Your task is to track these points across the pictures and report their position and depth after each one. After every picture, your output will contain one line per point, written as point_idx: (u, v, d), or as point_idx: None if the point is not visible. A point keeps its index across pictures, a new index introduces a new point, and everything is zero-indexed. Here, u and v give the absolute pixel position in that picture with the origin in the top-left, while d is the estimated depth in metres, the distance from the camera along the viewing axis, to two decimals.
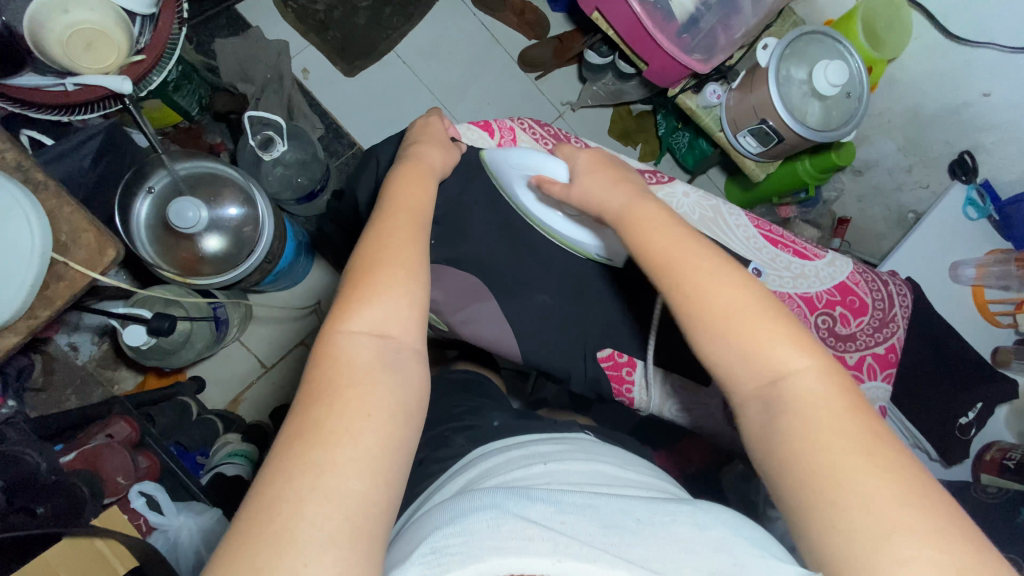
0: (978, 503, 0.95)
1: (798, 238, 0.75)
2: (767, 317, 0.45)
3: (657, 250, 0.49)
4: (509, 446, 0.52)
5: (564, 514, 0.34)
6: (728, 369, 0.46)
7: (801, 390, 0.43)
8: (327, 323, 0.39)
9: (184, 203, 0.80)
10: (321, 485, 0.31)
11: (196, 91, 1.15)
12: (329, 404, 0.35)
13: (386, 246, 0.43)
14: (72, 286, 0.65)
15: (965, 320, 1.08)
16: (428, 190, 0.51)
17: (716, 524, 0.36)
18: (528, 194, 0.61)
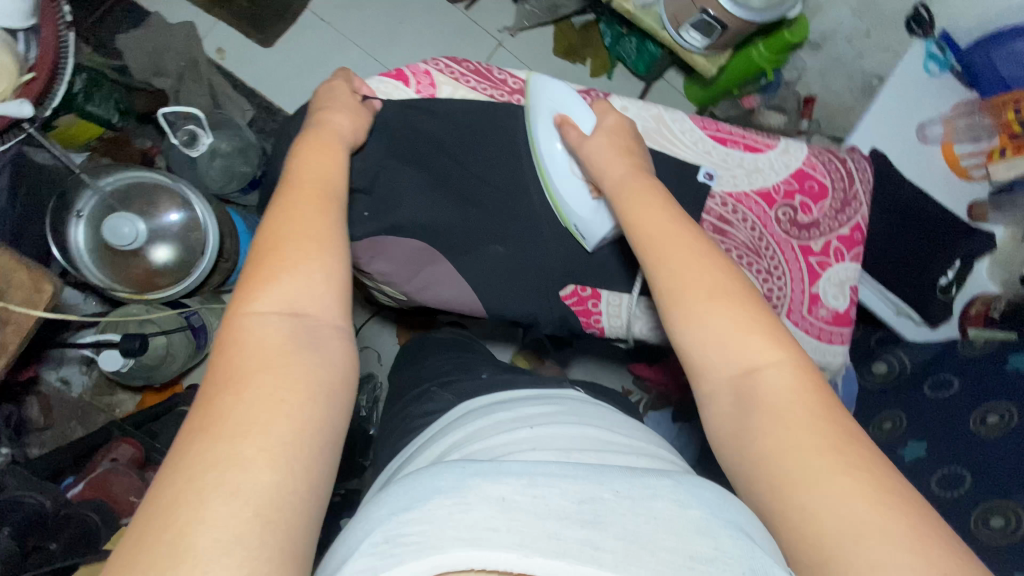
0: (967, 359, 0.97)
1: (748, 131, 0.72)
2: (753, 316, 0.45)
3: (654, 228, 0.49)
4: (487, 407, 0.52)
5: (538, 490, 0.33)
6: (704, 352, 0.45)
7: (774, 383, 0.42)
8: (233, 304, 0.37)
9: (117, 219, 0.77)
10: (222, 481, 0.28)
11: (110, 97, 1.04)
12: (234, 392, 0.32)
13: (295, 221, 0.41)
14: (20, 329, 0.64)
15: (939, 181, 1.06)
16: (334, 161, 0.49)
17: (698, 502, 0.35)
18: (546, 132, 0.61)
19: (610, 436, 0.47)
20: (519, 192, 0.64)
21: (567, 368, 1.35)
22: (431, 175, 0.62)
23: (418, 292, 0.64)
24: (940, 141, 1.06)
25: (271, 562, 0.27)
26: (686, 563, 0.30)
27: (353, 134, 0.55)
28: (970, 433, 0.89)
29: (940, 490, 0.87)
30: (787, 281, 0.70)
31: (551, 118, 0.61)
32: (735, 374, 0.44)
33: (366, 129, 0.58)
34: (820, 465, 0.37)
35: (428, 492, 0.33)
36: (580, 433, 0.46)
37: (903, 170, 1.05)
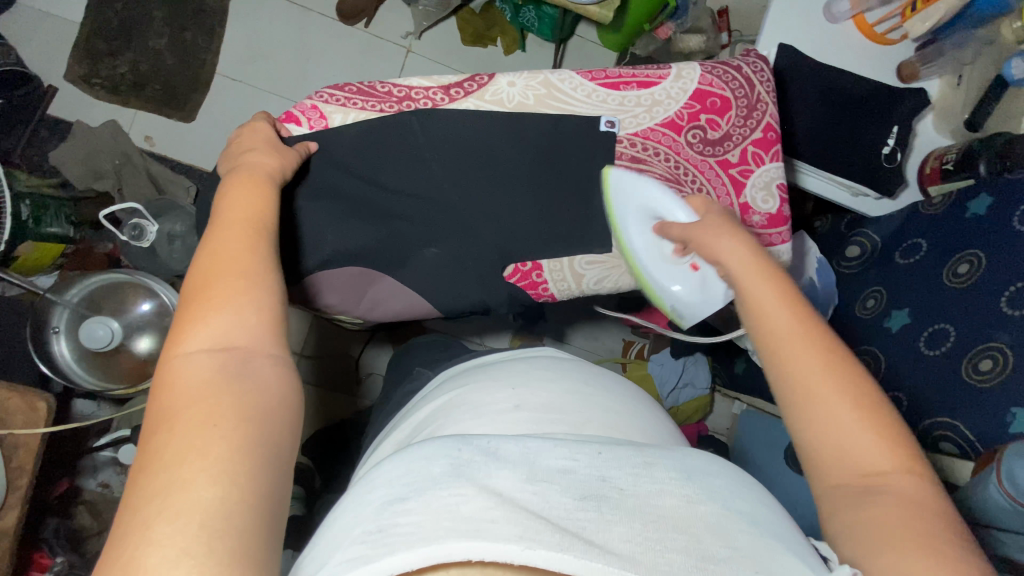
0: (929, 220, 0.97)
1: (639, 67, 0.72)
2: (885, 426, 0.42)
3: (781, 324, 0.48)
4: (454, 381, 0.56)
5: (537, 484, 0.34)
6: (822, 451, 0.43)
7: (897, 492, 0.39)
8: (169, 345, 0.41)
9: (90, 324, 0.81)
10: (168, 505, 0.32)
11: (59, 213, 1.09)
12: (170, 428, 0.36)
13: (226, 260, 0.45)
14: (30, 449, 0.68)
15: (862, 54, 1.05)
16: (265, 193, 0.53)
17: (708, 497, 0.35)
18: (636, 228, 0.68)
19: (612, 402, 0.49)
20: (436, 191, 0.67)
21: (565, 334, 1.41)
22: (351, 199, 0.65)
23: (371, 308, 0.70)
24: (849, 16, 1.04)
25: (222, 564, 0.30)
26: (697, 564, 0.29)
27: (280, 170, 0.58)
28: (944, 288, 0.90)
29: (929, 349, 0.89)
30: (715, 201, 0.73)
31: (642, 217, 0.67)
32: (852, 472, 0.41)
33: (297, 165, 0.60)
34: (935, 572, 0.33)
35: (423, 486, 0.33)
36: (583, 401, 0.48)
37: (824, 53, 1.04)
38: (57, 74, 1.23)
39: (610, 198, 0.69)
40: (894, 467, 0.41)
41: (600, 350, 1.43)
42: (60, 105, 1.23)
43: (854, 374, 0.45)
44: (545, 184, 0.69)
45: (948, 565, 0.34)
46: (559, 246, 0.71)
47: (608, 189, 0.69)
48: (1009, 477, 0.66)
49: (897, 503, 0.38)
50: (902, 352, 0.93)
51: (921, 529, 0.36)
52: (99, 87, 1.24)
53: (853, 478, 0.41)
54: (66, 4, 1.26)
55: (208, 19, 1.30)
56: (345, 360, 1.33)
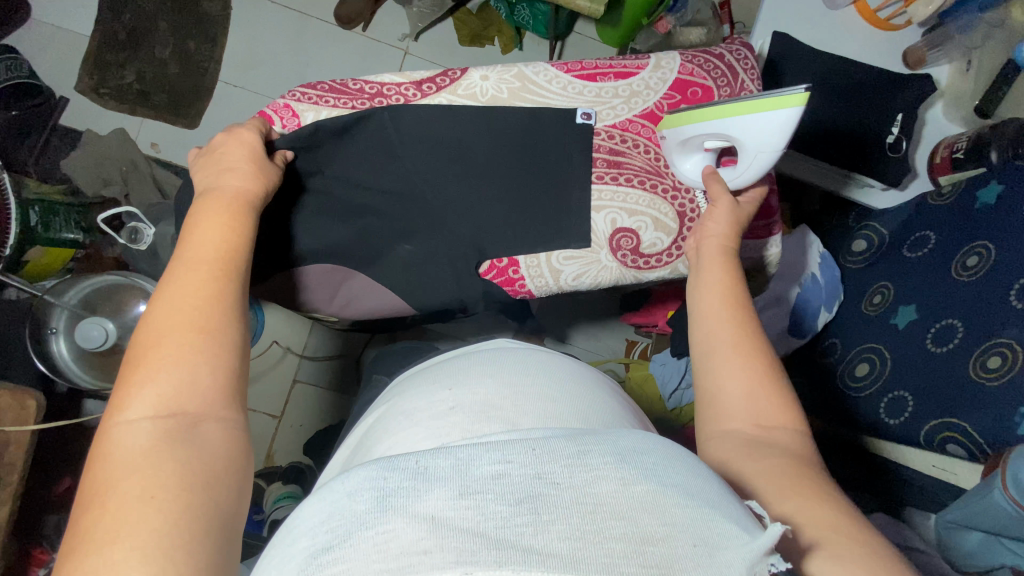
0: (937, 210, 0.93)
1: (616, 58, 0.71)
2: (776, 391, 0.50)
3: (713, 299, 0.57)
4: (396, 392, 0.58)
5: (470, 499, 0.29)
6: (724, 404, 0.51)
7: (779, 443, 0.47)
8: (112, 408, 0.40)
9: (85, 324, 0.83)
10: None
11: (69, 219, 1.11)
12: (102, 504, 0.35)
13: (180, 310, 0.44)
14: (21, 445, 0.71)
15: (865, 40, 1.00)
16: (233, 225, 0.51)
17: (646, 474, 0.31)
18: (720, 130, 0.58)
19: (563, 409, 0.46)
20: (408, 187, 0.66)
21: (566, 333, 1.40)
22: (321, 196, 0.65)
23: (345, 305, 0.70)
24: (849, 2, 0.98)
25: None
26: (635, 547, 0.28)
27: (254, 192, 0.56)
28: (952, 281, 0.86)
29: (935, 347, 0.85)
30: (696, 192, 0.70)
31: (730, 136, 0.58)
32: (749, 432, 0.48)
33: (275, 182, 0.59)
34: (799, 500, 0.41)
35: (348, 526, 0.30)
36: (528, 406, 0.46)
37: (825, 39, 0.99)
38: (68, 85, 1.28)
39: (748, 109, 0.55)
40: (778, 421, 0.48)
41: (603, 350, 1.41)
42: (71, 116, 1.27)
43: (760, 344, 0.53)
44: (518, 179, 0.68)
45: (805, 494, 0.41)
46: (533, 241, 0.69)
47: (762, 106, 0.54)
48: (1013, 480, 0.62)
49: (785, 456, 0.45)
50: (908, 350, 0.89)
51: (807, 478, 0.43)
52: (108, 97, 1.28)
53: (746, 429, 0.48)
54: (76, 18, 1.30)
55: (210, 27, 1.34)
56: (346, 361, 1.33)
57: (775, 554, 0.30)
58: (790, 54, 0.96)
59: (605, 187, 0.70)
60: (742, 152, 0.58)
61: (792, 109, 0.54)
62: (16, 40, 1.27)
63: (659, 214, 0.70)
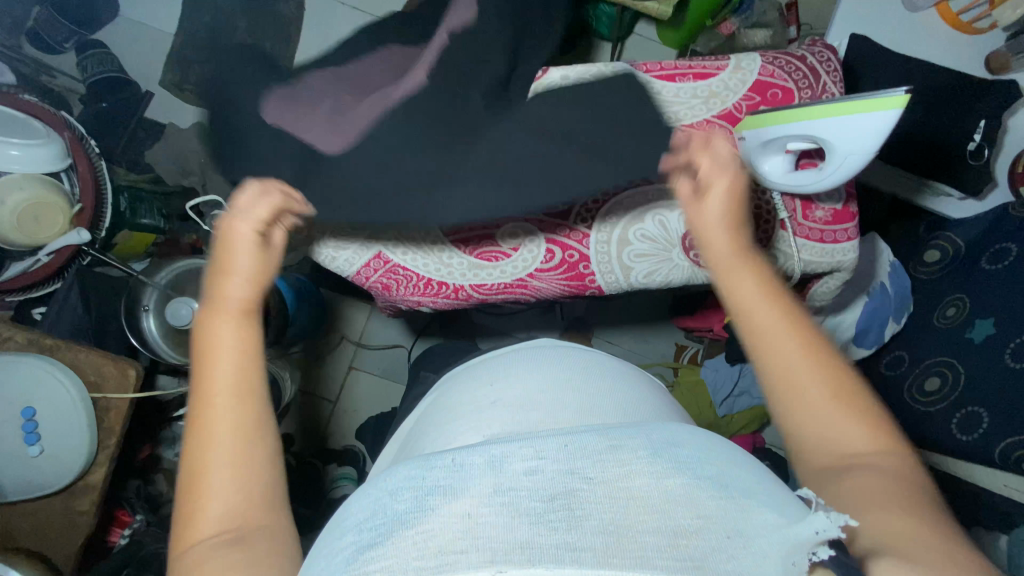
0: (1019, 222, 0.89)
1: (695, 59, 0.72)
2: (857, 418, 0.46)
3: (755, 298, 0.52)
4: (458, 378, 0.60)
5: (505, 494, 0.31)
6: (807, 443, 0.46)
7: (870, 465, 0.43)
8: (179, 539, 0.44)
9: (176, 303, 0.89)
10: (194, 511, 0.44)
11: (153, 207, 1.18)
12: (199, 469, 0.46)
13: (213, 378, 0.50)
14: (119, 411, 0.77)
15: (943, 45, 0.96)
16: (235, 336, 0.52)
17: (677, 471, 0.33)
18: (809, 130, 0.57)
19: (612, 405, 0.49)
20: None
21: (615, 332, 1.40)
22: None
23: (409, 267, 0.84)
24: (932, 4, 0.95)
25: None
26: (668, 539, 0.29)
27: (256, 299, 0.56)
28: None
29: (1014, 362, 0.82)
30: (772, 193, 0.69)
31: (817, 137, 0.58)
32: (829, 459, 0.45)
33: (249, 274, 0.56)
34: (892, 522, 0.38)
35: (388, 528, 0.31)
36: (574, 412, 0.47)
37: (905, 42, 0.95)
38: (154, 80, 1.37)
39: (838, 109, 0.55)
40: (865, 445, 0.45)
41: (650, 353, 1.40)
42: (156, 109, 1.36)
43: (845, 373, 0.48)
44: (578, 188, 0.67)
45: (898, 516, 0.39)
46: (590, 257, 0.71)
47: (861, 105, 0.54)
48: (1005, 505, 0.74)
49: (875, 475, 0.42)
50: (985, 365, 0.86)
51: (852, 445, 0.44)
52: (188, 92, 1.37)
53: (827, 458, 0.45)
54: (164, 18, 1.39)
55: (284, 27, 1.40)
56: (398, 352, 1.37)
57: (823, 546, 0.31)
58: (866, 59, 0.94)
59: None
60: (831, 153, 0.58)
61: (889, 111, 0.53)
62: (111, 39, 1.37)
63: None
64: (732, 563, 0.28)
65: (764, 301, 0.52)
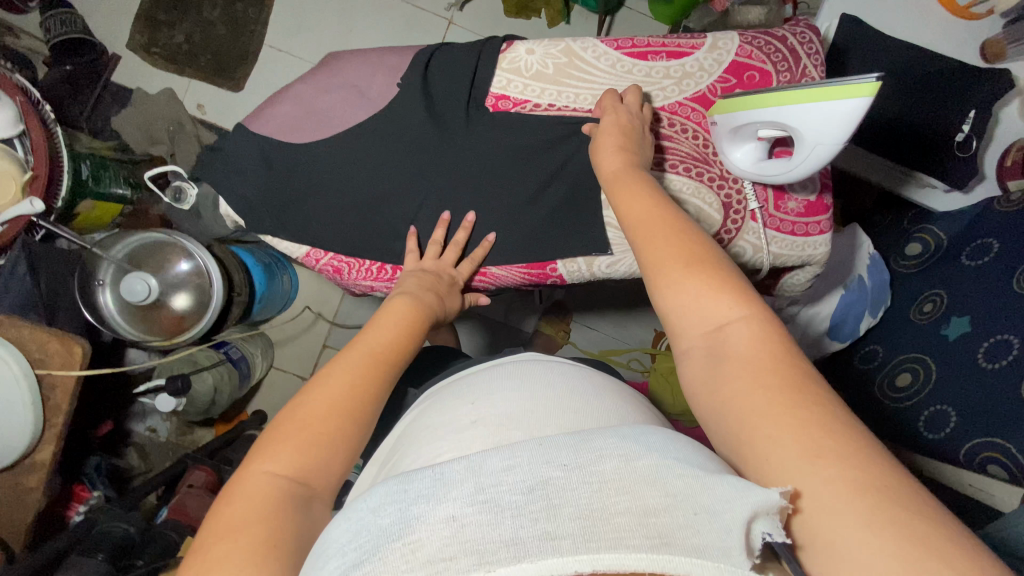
0: (1002, 217, 0.87)
1: (670, 36, 0.68)
2: (725, 289, 0.46)
3: (638, 214, 0.53)
4: (436, 395, 0.56)
5: (482, 498, 0.29)
6: (687, 325, 0.47)
7: (739, 336, 0.44)
8: (241, 469, 0.43)
9: (131, 278, 0.87)
10: (257, 459, 0.43)
11: (119, 174, 1.12)
12: (291, 425, 0.45)
13: (360, 361, 0.50)
14: (66, 389, 0.75)
15: (938, 29, 0.91)
16: (405, 342, 0.54)
17: (646, 450, 0.32)
18: (776, 115, 0.55)
19: (587, 403, 0.47)
20: (447, 165, 0.66)
21: (595, 316, 1.38)
22: (357, 170, 0.64)
23: None
24: None
25: None
26: (640, 519, 0.28)
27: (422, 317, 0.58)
28: (1012, 294, 0.80)
29: (986, 362, 0.81)
30: (745, 182, 0.67)
31: (784, 125, 0.55)
32: (701, 338, 0.46)
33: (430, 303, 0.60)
34: (808, 465, 0.36)
35: (374, 542, 0.29)
36: (549, 409, 0.46)
37: (898, 26, 0.91)
38: (121, 43, 1.31)
39: (806, 96, 0.52)
40: (731, 310, 0.45)
41: (630, 339, 1.38)
42: (123, 73, 1.30)
43: (724, 269, 0.48)
44: (542, 167, 0.67)
45: (793, 431, 0.38)
46: (553, 242, 0.68)
47: (827, 94, 0.50)
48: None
49: (748, 356, 0.43)
50: (958, 361, 0.85)
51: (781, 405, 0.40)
52: (157, 55, 1.31)
53: (700, 334, 0.46)
54: None
55: None
56: None
57: (771, 525, 0.30)
58: (856, 43, 0.89)
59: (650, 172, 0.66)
60: (799, 143, 0.55)
61: (859, 100, 0.50)
62: None
63: (704, 204, 0.67)
64: (699, 544, 0.28)
65: (647, 211, 0.53)
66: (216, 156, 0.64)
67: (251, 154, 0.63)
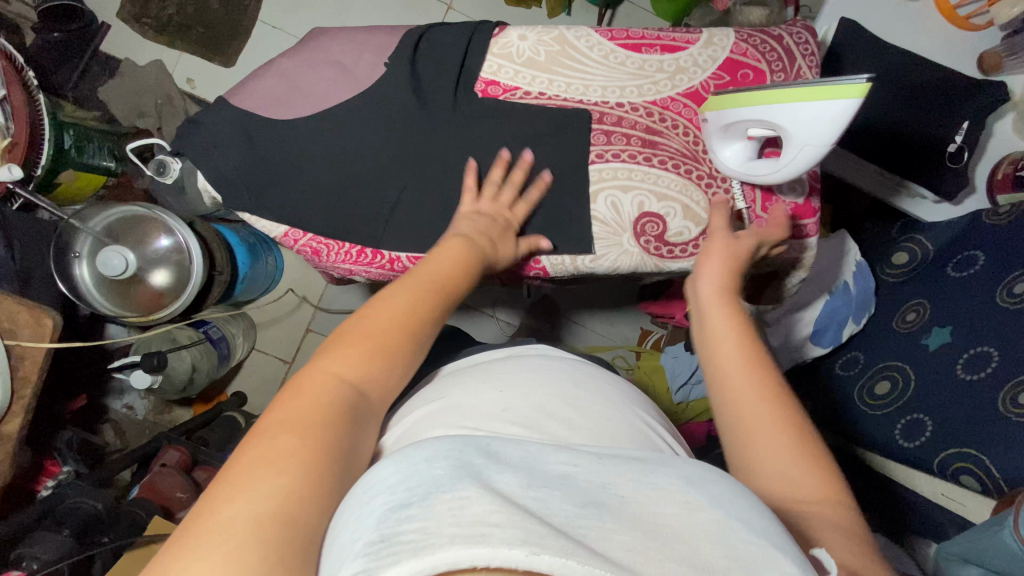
0: (990, 230, 0.86)
1: (665, 29, 0.67)
2: (811, 463, 0.44)
3: (727, 347, 0.51)
4: (456, 374, 0.56)
5: (538, 491, 0.31)
6: (764, 479, 0.44)
7: (821, 516, 0.42)
8: (319, 358, 0.43)
9: (108, 251, 0.85)
10: (331, 354, 0.44)
11: (102, 145, 1.10)
12: (365, 328, 0.45)
13: (424, 283, 0.50)
14: (35, 360, 0.73)
15: (937, 38, 0.91)
16: (464, 275, 0.54)
17: (709, 503, 0.33)
18: (765, 113, 0.54)
19: (615, 415, 0.49)
20: (433, 151, 0.65)
21: (581, 311, 1.37)
22: (340, 152, 0.63)
23: None
24: None
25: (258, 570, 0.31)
26: (697, 573, 0.27)
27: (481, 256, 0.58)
28: (995, 307, 0.81)
29: (966, 373, 0.81)
30: (733, 182, 0.66)
31: (773, 124, 0.54)
32: (779, 498, 0.43)
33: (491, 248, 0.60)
34: None
35: (424, 497, 0.30)
36: (588, 415, 0.47)
37: (896, 34, 0.91)
38: (111, 11, 1.28)
39: (793, 96, 0.51)
40: (815, 485, 0.43)
41: (616, 337, 1.37)
42: (112, 43, 1.28)
43: (812, 440, 0.46)
44: (530, 156, 0.66)
45: None
46: (538, 234, 0.67)
47: (818, 93, 0.50)
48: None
49: (830, 530, 0.40)
50: (938, 372, 0.85)
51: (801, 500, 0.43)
52: (148, 26, 1.28)
53: (783, 498, 0.43)
54: None
55: None
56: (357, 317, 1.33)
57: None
58: (854, 48, 0.89)
59: (638, 168, 0.66)
60: (788, 142, 0.54)
61: (849, 100, 0.49)
62: None
63: (690, 202, 0.66)
64: None
65: (737, 342, 0.51)
66: (195, 128, 0.62)
67: (232, 130, 0.62)
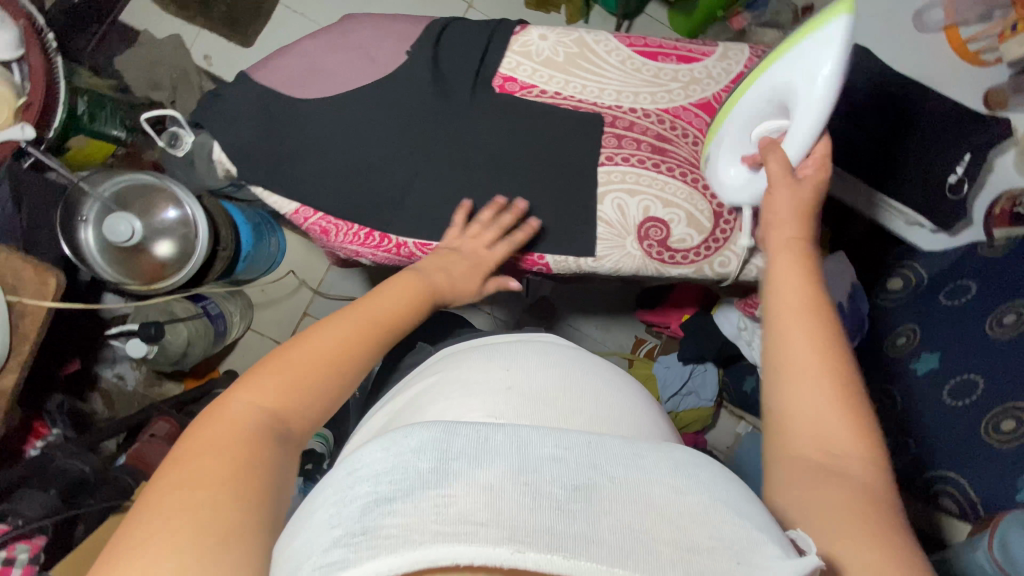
0: (984, 261, 0.88)
1: (683, 41, 0.69)
2: (854, 423, 0.44)
3: (793, 300, 0.50)
4: (463, 350, 0.57)
5: (528, 475, 0.31)
6: (801, 427, 0.45)
7: (854, 471, 0.42)
8: (233, 392, 0.43)
9: (115, 218, 0.86)
10: (255, 383, 0.44)
11: (115, 115, 1.09)
12: (289, 359, 0.46)
13: (365, 316, 0.51)
14: (35, 319, 0.73)
15: (945, 71, 0.93)
16: (410, 308, 0.55)
17: (697, 486, 0.33)
18: (764, 87, 0.57)
19: (611, 401, 0.49)
20: (446, 141, 0.65)
21: (578, 315, 1.38)
22: (356, 135, 0.64)
23: None
24: (941, 27, 0.93)
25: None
26: (683, 556, 0.28)
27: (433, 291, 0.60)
28: (985, 337, 0.82)
29: (952, 400, 0.84)
30: None
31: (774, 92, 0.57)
32: (812, 452, 0.44)
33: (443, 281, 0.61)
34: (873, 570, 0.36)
35: (409, 484, 0.31)
36: (576, 398, 0.48)
37: (906, 64, 0.93)
38: None
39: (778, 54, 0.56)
40: (852, 445, 0.44)
41: (610, 343, 1.38)
42: (131, 14, 1.28)
43: (857, 398, 0.45)
44: (541, 153, 0.67)
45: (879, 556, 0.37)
46: (543, 230, 0.68)
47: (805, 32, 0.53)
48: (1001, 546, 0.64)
49: (852, 485, 0.41)
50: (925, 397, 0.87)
51: (831, 436, 0.44)
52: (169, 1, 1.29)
53: (816, 451, 0.44)
54: None
55: None
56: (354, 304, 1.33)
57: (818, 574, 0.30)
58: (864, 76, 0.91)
59: (646, 173, 0.67)
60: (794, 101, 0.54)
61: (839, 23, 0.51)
62: None
63: (695, 210, 0.67)
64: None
65: (802, 297, 0.50)
66: (214, 101, 0.63)
67: (251, 105, 0.62)
